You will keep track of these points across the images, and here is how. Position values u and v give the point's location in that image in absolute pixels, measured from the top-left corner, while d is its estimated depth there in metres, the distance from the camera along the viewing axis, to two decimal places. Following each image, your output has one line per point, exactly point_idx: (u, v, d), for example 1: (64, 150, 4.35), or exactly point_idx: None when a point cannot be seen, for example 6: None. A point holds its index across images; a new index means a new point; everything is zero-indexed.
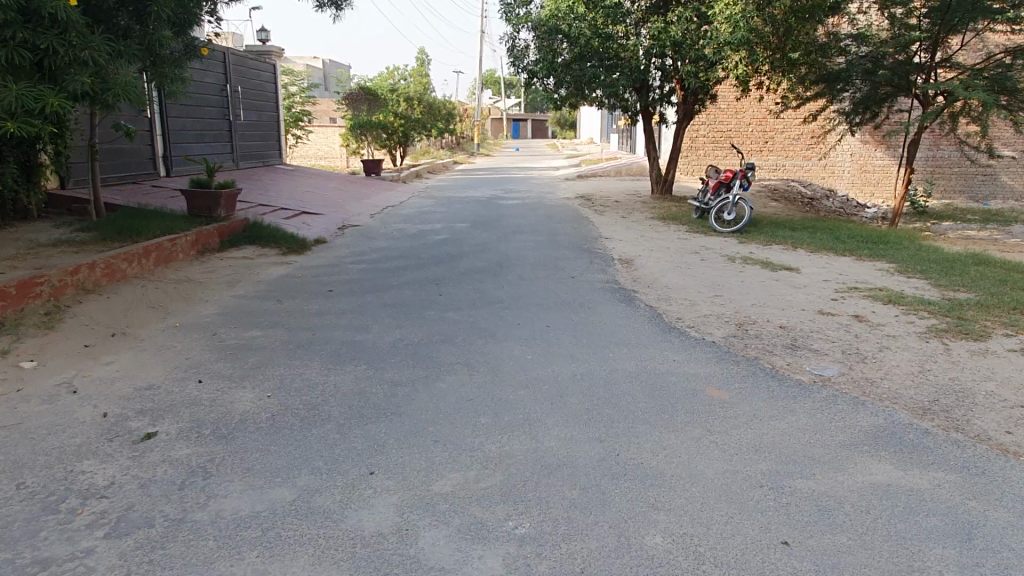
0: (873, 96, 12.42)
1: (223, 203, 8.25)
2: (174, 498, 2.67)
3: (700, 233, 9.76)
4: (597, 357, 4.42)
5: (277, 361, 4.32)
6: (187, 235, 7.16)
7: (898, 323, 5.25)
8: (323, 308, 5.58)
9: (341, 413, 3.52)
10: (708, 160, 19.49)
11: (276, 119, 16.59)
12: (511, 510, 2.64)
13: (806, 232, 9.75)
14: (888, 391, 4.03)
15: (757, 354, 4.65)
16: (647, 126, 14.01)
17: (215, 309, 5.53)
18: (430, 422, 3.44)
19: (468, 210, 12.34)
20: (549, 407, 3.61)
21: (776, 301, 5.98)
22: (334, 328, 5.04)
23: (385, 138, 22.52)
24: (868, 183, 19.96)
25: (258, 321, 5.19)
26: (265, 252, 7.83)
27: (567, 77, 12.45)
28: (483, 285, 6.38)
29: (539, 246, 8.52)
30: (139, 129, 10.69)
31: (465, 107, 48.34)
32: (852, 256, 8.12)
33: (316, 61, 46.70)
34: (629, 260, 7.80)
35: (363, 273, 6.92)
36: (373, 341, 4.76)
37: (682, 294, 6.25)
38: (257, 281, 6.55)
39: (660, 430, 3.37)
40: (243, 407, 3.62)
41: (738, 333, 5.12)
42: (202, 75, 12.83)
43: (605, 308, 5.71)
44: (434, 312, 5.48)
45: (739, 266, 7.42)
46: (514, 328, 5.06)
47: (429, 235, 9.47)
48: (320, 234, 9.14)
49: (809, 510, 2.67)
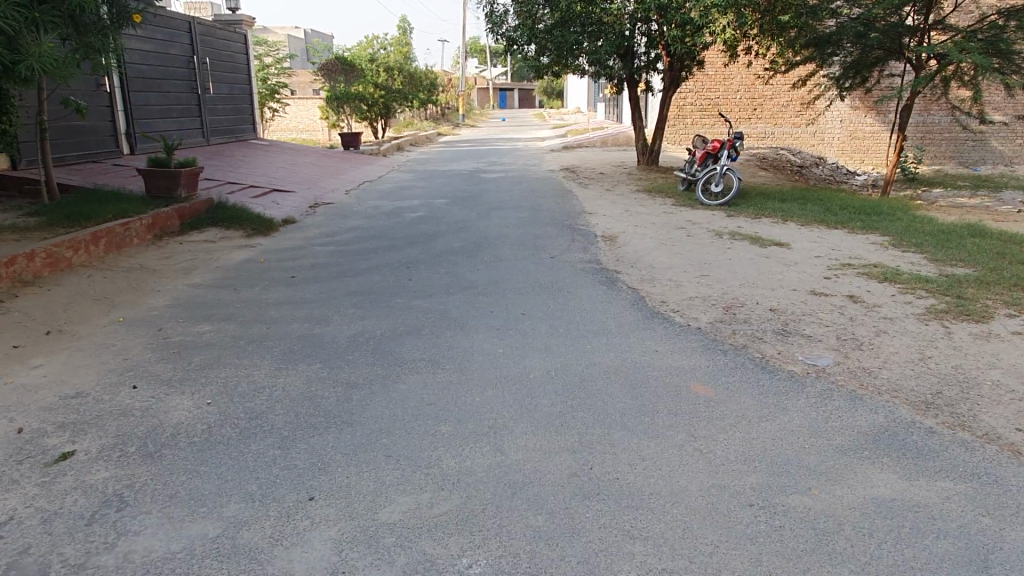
0: (864, 60, 11.99)
1: (183, 182, 7.79)
2: (78, 538, 2.34)
3: (688, 206, 9.40)
4: (575, 349, 4.08)
5: (224, 360, 3.96)
6: (142, 218, 6.73)
7: (895, 305, 4.93)
8: (282, 297, 5.20)
9: (286, 423, 3.18)
10: (695, 128, 19.05)
11: (249, 93, 16.02)
12: (465, 543, 2.32)
13: (796, 204, 9.40)
14: (888, 383, 3.71)
15: (745, 342, 4.33)
16: (632, 95, 13.55)
17: (166, 300, 5.15)
18: (385, 431, 3.09)
19: (447, 185, 11.89)
20: (518, 412, 3.27)
21: (766, 280, 5.64)
22: (291, 321, 4.67)
23: (365, 110, 21.92)
24: (858, 150, 19.60)
25: (210, 313, 4.81)
26: (228, 234, 7.42)
27: (549, 44, 12.07)
28: (457, 268, 6.02)
29: (520, 223, 8.13)
30: (97, 105, 10.17)
31: (450, 78, 47.59)
32: (846, 228, 7.80)
33: (296, 32, 45.58)
34: (613, 237, 7.45)
35: (330, 257, 6.53)
36: (333, 335, 4.40)
37: (666, 275, 5.91)
38: (217, 267, 6.15)
39: (639, 437, 3.04)
40: (179, 417, 3.26)
41: (727, 318, 4.79)
42: (165, 46, 12.26)
43: (585, 291, 5.36)
44: (401, 300, 5.11)
45: (727, 242, 7.09)
46: (486, 316, 4.71)
47: (404, 212, 9.06)
48: (289, 213, 8.70)
49: (804, 536, 2.36)
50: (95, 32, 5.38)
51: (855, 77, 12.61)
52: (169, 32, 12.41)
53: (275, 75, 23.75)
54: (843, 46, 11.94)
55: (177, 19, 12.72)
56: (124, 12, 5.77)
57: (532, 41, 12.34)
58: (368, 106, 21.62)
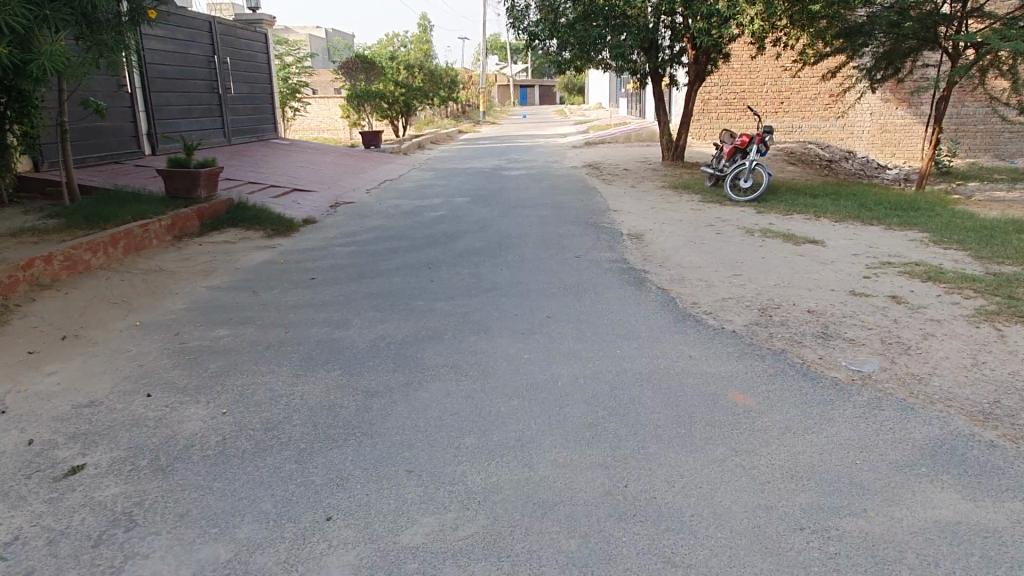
0: (897, 50, 11.63)
1: (202, 182, 7.71)
2: (83, 562, 2.21)
3: (716, 202, 9.15)
4: (604, 354, 3.90)
5: (242, 366, 3.83)
6: (162, 219, 6.65)
7: (942, 306, 4.67)
8: (301, 300, 5.08)
9: (303, 435, 3.03)
10: (720, 123, 18.72)
11: (270, 92, 16.00)
12: (493, 570, 2.15)
13: (829, 199, 9.11)
14: (941, 392, 3.48)
15: (784, 346, 4.11)
16: (656, 90, 13.31)
17: (184, 303, 5.04)
18: (407, 444, 2.93)
19: (469, 183, 11.74)
20: (546, 423, 3.10)
21: (802, 280, 5.41)
22: (310, 324, 4.53)
23: (386, 108, 21.86)
24: (889, 144, 19.14)
25: (229, 317, 4.70)
26: (248, 234, 7.33)
27: (571, 39, 11.85)
28: (480, 269, 5.86)
29: (543, 221, 7.96)
30: (119, 106, 10.16)
31: (470, 76, 47.46)
32: (883, 224, 7.52)
33: (317, 31, 45.78)
34: (640, 235, 7.25)
35: (350, 257, 6.40)
36: (353, 339, 4.25)
37: (697, 275, 5.69)
38: (236, 268, 6.05)
39: (675, 451, 2.86)
40: (193, 428, 3.13)
41: (763, 321, 4.58)
42: (186, 47, 12.25)
43: (613, 292, 5.17)
44: (423, 302, 4.96)
45: (758, 239, 6.85)
46: (511, 319, 4.53)
47: (425, 211, 8.91)
48: (309, 213, 8.60)
49: (862, 564, 2.16)
50: (107, 29, 5.34)
51: (887, 68, 12.25)
52: (190, 32, 12.39)
53: (296, 74, 23.79)
54: (875, 36, 11.58)
55: (198, 19, 12.70)
56: (139, 10, 5.67)
57: (554, 36, 12.15)
58: (388, 104, 21.57)
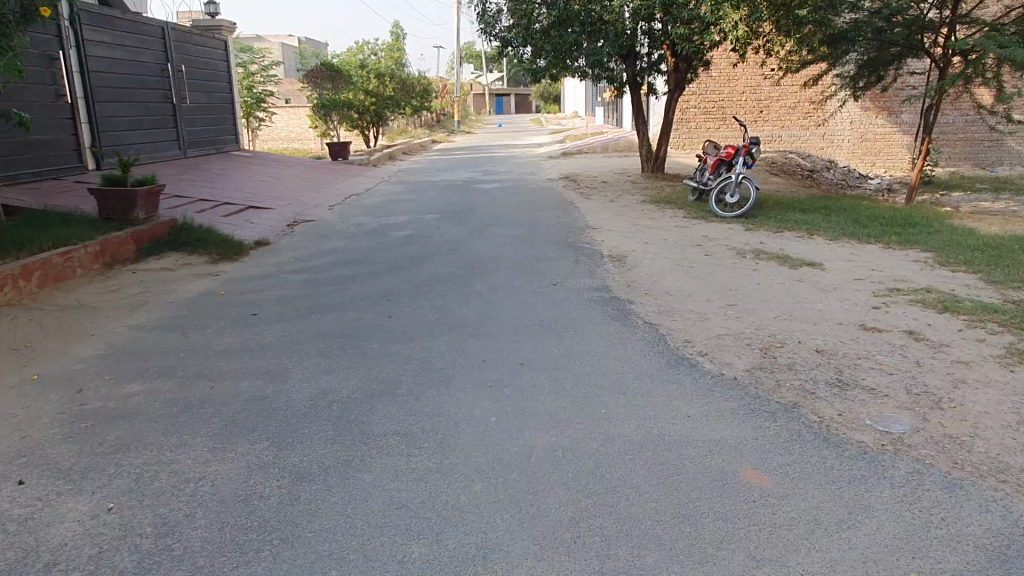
0: (881, 58, 11.24)
1: (140, 202, 6.96)
2: None
3: (701, 218, 8.61)
4: (586, 414, 3.28)
5: (147, 436, 3.15)
6: (88, 245, 5.94)
7: (968, 345, 4.13)
8: (236, 343, 4.39)
9: (205, 543, 2.36)
10: (699, 132, 18.31)
11: (232, 102, 15.27)
12: None
13: (819, 215, 8.62)
14: (990, 461, 2.89)
15: (796, 399, 3.52)
16: (635, 99, 12.80)
17: (98, 348, 4.33)
18: (337, 557, 2.28)
19: (439, 197, 11.12)
20: (516, 520, 2.46)
21: (803, 312, 4.85)
22: (240, 377, 3.85)
23: (357, 118, 21.14)
24: (870, 153, 18.86)
25: (146, 367, 4.00)
26: (190, 260, 6.62)
27: (546, 45, 11.29)
28: (445, 301, 5.21)
29: (517, 242, 7.34)
30: (57, 117, 9.41)
31: (445, 85, 46.87)
32: (880, 243, 7.02)
33: (287, 40, 45.07)
34: (621, 257, 6.67)
35: (301, 287, 5.72)
36: (288, 396, 3.58)
37: (688, 306, 5.11)
38: (169, 302, 5.34)
39: (682, 563, 2.23)
40: (66, 533, 2.44)
41: (767, 364, 4.00)
42: (135, 54, 11.49)
43: (595, 329, 4.57)
44: (377, 344, 4.30)
45: (751, 262, 6.29)
46: (477, 367, 3.89)
47: (390, 230, 8.25)
48: (263, 233, 7.90)
49: None
50: None
51: (870, 76, 11.87)
52: (140, 38, 11.66)
53: (263, 83, 23.00)
54: (859, 43, 11.18)
55: (149, 25, 11.97)
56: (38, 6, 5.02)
57: (528, 42, 11.58)
58: (358, 114, 20.85)
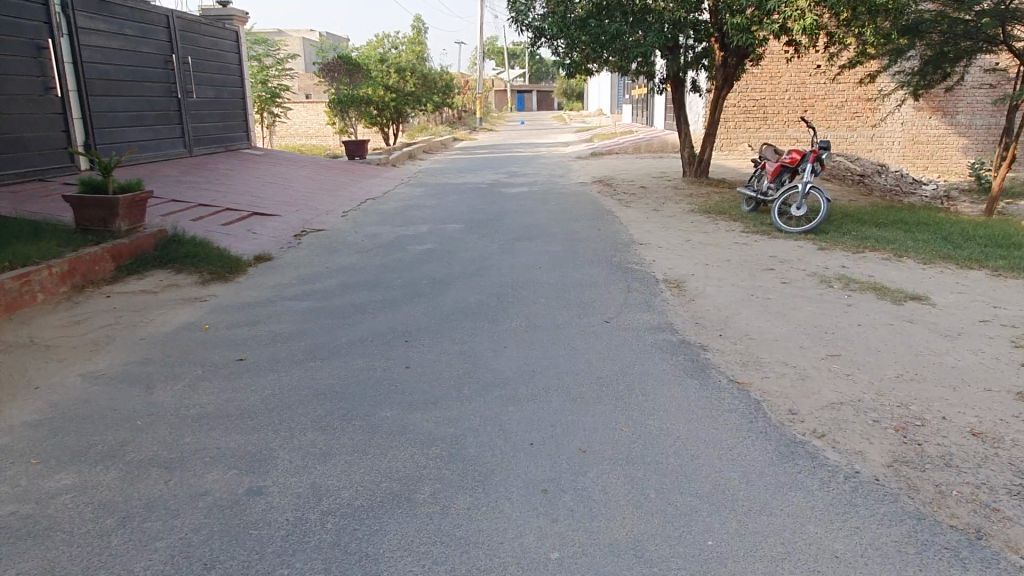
0: (955, 54, 10.05)
1: (122, 212, 6.05)
2: None
3: (763, 233, 7.55)
4: (688, 551, 2.30)
5: None
6: (52, 266, 5.03)
7: None
8: (213, 406, 3.43)
9: None
10: (738, 132, 17.16)
11: (244, 97, 14.40)
12: None
13: (899, 230, 7.55)
14: None
15: (980, 524, 2.49)
16: (677, 98, 11.75)
17: (35, 409, 3.40)
18: None
19: (463, 203, 10.16)
20: None
21: (931, 370, 3.81)
22: (206, 464, 2.87)
23: (376, 115, 20.04)
24: (922, 156, 17.72)
25: (86, 445, 3.03)
26: (177, 280, 5.70)
27: (582, 37, 10.19)
28: (475, 346, 4.22)
29: (555, 262, 6.34)
30: (46, 113, 8.56)
31: (468, 82, 46.02)
32: (986, 269, 5.93)
33: (309, 33, 44.61)
34: (680, 282, 5.67)
35: (302, 320, 4.76)
36: (268, 500, 2.61)
37: (778, 355, 4.09)
38: (141, 338, 4.41)
39: None
40: None
41: (909, 454, 2.98)
42: (137, 43, 10.63)
43: (667, 392, 3.56)
44: (390, 412, 3.32)
45: (841, 292, 5.25)
46: (523, 457, 2.90)
47: (408, 244, 7.28)
48: (265, 246, 6.99)
49: None
50: None
51: (938, 74, 10.72)
52: (142, 26, 10.79)
53: (278, 77, 22.22)
54: (928, 37, 10.02)
55: (152, 13, 11.10)
56: None
57: (562, 33, 10.48)
58: (378, 110, 19.82)
